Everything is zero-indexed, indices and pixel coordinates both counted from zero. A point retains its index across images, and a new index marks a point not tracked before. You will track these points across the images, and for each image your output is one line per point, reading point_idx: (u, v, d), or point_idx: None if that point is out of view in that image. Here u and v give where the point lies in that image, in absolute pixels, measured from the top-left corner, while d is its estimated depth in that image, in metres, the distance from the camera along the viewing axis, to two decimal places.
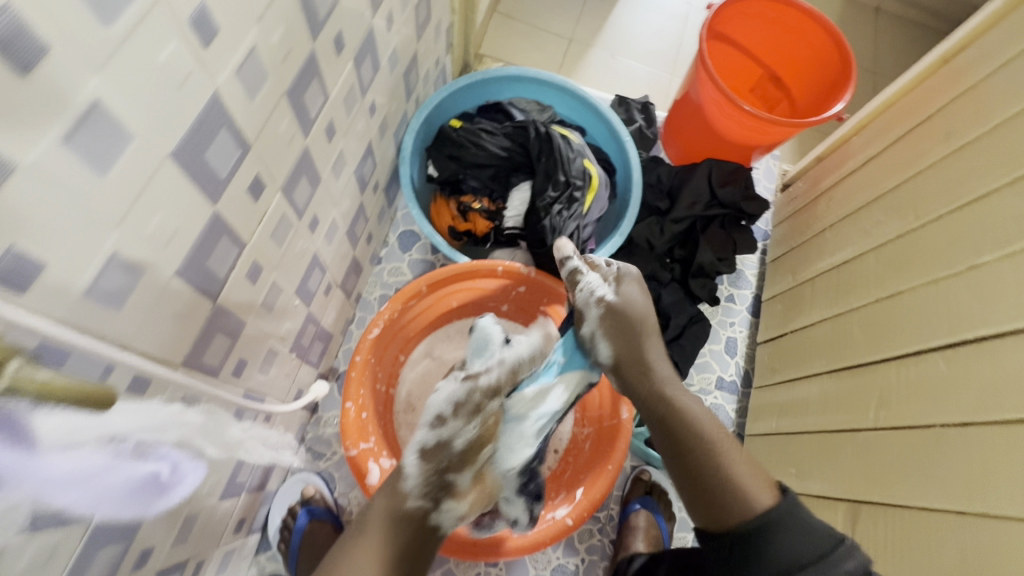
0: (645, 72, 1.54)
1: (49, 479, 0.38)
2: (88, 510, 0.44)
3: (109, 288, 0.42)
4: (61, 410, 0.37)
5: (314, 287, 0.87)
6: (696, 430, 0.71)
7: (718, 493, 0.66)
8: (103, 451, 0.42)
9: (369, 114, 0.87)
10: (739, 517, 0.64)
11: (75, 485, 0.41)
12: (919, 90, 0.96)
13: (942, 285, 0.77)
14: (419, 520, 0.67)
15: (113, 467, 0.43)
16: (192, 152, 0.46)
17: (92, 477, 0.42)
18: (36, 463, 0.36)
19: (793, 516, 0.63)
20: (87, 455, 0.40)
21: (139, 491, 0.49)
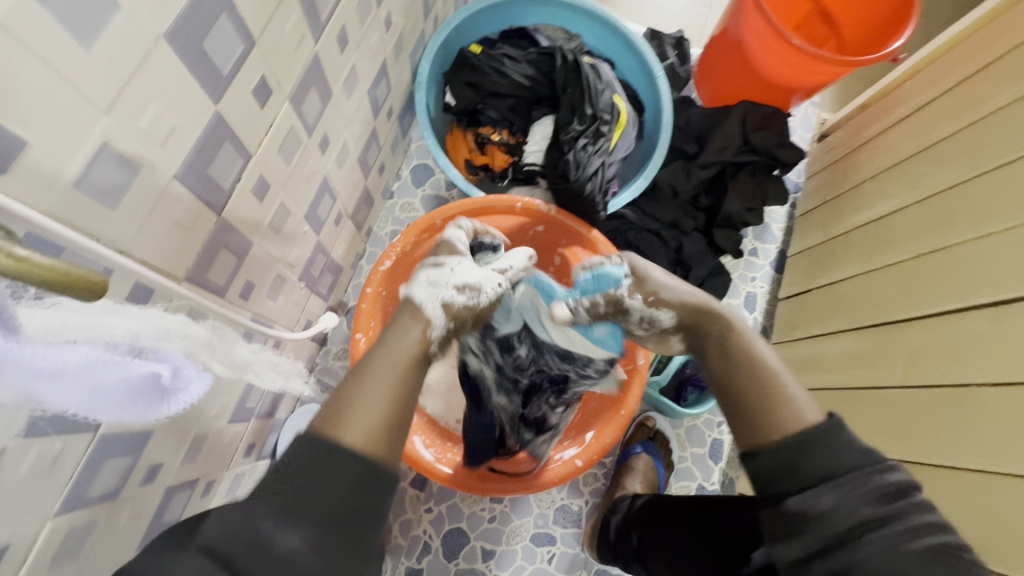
0: (681, 4, 1.42)
1: (29, 369, 0.33)
2: (82, 411, 0.38)
3: (102, 183, 0.38)
4: (49, 304, 0.34)
5: (324, 215, 0.84)
6: (758, 355, 0.59)
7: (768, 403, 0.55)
8: (87, 347, 0.36)
9: (384, 28, 0.80)
10: (774, 422, 0.54)
11: (63, 380, 0.35)
12: (991, 27, 0.86)
13: (994, 240, 0.71)
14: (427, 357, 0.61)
15: (101, 365, 0.37)
16: (189, 38, 0.41)
17: (80, 374, 0.36)
18: (24, 353, 0.32)
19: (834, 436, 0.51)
20: (77, 350, 0.35)
21: (140, 396, 0.41)
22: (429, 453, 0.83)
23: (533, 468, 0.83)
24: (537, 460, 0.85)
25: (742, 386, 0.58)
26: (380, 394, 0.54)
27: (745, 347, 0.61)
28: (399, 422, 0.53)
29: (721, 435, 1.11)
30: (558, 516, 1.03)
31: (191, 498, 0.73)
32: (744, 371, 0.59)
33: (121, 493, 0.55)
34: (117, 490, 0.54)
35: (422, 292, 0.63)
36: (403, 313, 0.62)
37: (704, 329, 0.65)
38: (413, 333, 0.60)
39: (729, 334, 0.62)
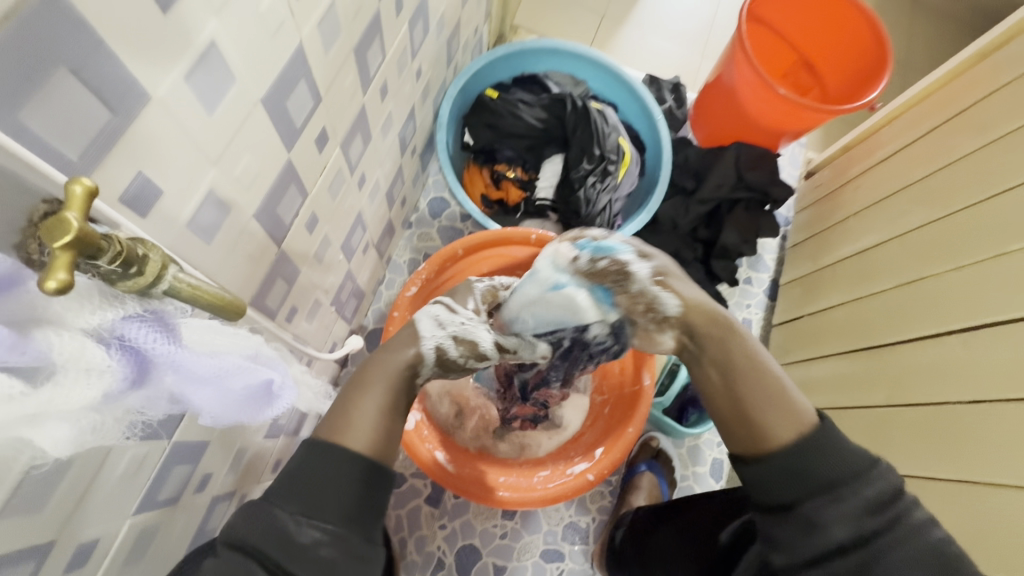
0: (677, 53, 1.54)
1: (188, 373, 0.39)
2: (212, 411, 0.44)
3: (205, 222, 0.45)
4: (192, 316, 0.40)
5: (355, 245, 0.91)
6: (750, 353, 0.64)
7: (756, 422, 0.60)
8: (227, 355, 0.43)
9: (415, 78, 0.89)
10: (768, 420, 0.59)
11: (208, 385, 0.41)
12: (957, 82, 0.97)
13: (964, 272, 0.80)
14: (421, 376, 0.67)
15: (235, 370, 0.44)
16: (276, 100, 0.48)
17: (218, 377, 0.42)
18: (185, 359, 0.39)
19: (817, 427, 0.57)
20: (218, 358, 0.42)
21: (253, 400, 0.48)
22: (450, 467, 0.88)
23: (548, 483, 0.89)
24: (551, 476, 0.90)
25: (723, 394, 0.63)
26: (368, 408, 0.58)
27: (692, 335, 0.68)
28: (383, 440, 0.57)
29: (721, 455, 1.15)
30: (567, 532, 1.07)
31: (228, 510, 0.77)
32: (728, 390, 0.63)
33: (179, 499, 0.60)
34: (177, 497, 0.59)
35: (426, 324, 0.68)
36: (414, 349, 0.65)
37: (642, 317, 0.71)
38: (407, 352, 0.64)
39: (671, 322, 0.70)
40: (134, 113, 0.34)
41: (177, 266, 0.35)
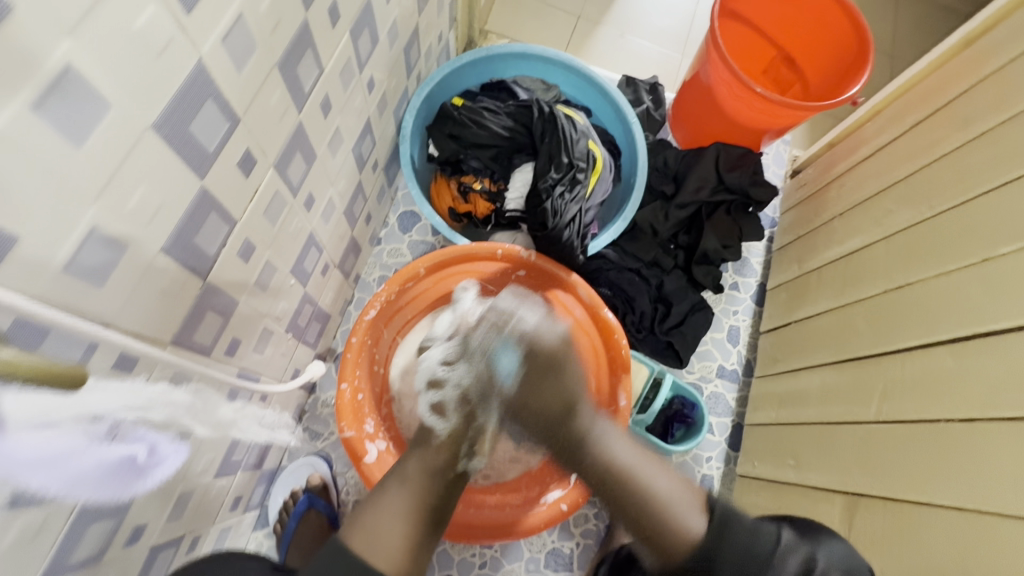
0: (655, 52, 1.49)
1: (20, 461, 0.35)
2: (61, 495, 0.40)
3: (89, 263, 0.41)
4: (39, 389, 0.34)
5: (310, 267, 0.86)
6: (616, 458, 0.69)
7: (661, 526, 0.66)
8: (77, 432, 0.39)
9: (367, 90, 0.84)
10: (668, 540, 0.66)
11: (49, 468, 0.37)
12: (939, 73, 0.92)
13: (952, 277, 0.75)
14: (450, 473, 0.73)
15: (79, 451, 0.40)
16: (177, 124, 0.44)
17: (56, 461, 0.38)
18: (19, 445, 0.34)
19: (728, 539, 0.65)
20: (62, 437, 0.38)
21: (118, 474, 0.46)
22: None
23: (521, 514, 0.85)
24: (525, 505, 0.86)
25: (629, 505, 0.68)
26: (393, 513, 0.67)
27: (604, 451, 0.69)
28: (417, 537, 0.67)
29: (711, 471, 1.09)
30: (549, 559, 1.02)
31: (175, 557, 0.72)
32: (638, 511, 0.67)
33: (103, 556, 0.55)
34: (101, 554, 0.54)
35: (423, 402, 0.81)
36: (417, 448, 0.73)
37: (555, 431, 0.69)
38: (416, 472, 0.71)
39: (588, 436, 0.69)
40: None
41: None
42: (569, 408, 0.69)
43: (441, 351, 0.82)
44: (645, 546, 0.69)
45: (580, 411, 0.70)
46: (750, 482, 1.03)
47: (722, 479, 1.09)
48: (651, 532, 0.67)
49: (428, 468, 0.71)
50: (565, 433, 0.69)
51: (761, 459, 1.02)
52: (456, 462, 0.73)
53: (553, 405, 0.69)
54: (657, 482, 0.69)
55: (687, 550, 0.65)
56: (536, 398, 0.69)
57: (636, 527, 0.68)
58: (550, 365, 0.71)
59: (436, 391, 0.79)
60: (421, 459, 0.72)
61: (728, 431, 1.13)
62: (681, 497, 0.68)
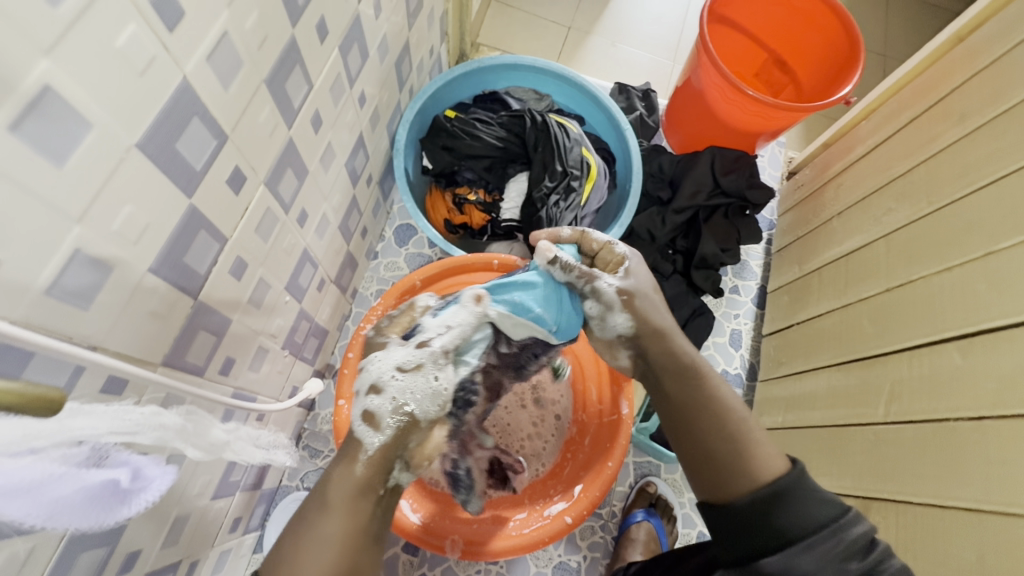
0: (646, 59, 1.50)
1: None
2: (42, 525, 0.38)
3: (75, 285, 0.40)
4: (11, 417, 0.33)
5: (306, 283, 0.85)
6: (710, 392, 0.68)
7: (730, 466, 0.63)
8: (49, 459, 0.37)
9: (358, 104, 0.84)
10: (745, 482, 0.61)
11: (20, 497, 0.35)
12: (932, 70, 0.92)
13: (955, 273, 0.75)
14: (379, 488, 0.60)
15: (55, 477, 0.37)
16: (162, 142, 0.44)
17: (29, 488, 0.36)
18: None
19: (805, 492, 0.59)
20: (37, 464, 0.36)
21: (99, 500, 0.43)
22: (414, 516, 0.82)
23: (524, 528, 0.82)
24: (528, 519, 0.84)
25: (699, 426, 0.66)
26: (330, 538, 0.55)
27: (688, 372, 0.70)
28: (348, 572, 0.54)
29: None
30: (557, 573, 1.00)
31: None
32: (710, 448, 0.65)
33: None
34: None
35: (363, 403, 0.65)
36: (341, 458, 0.60)
37: (640, 342, 0.73)
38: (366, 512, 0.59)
39: (681, 352, 0.72)
40: None
41: None
42: (663, 334, 0.72)
43: (400, 353, 0.68)
44: (697, 484, 0.65)
45: (677, 339, 0.72)
46: None
47: None
48: (713, 467, 0.63)
49: (356, 489, 0.58)
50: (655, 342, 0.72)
51: None
52: (388, 476, 0.61)
53: (643, 327, 0.72)
54: (734, 415, 0.67)
55: (765, 488, 0.60)
56: (638, 319, 0.73)
57: (695, 452, 0.66)
58: (649, 292, 0.76)
59: (375, 398, 0.64)
60: (346, 473, 0.59)
61: None
62: (764, 445, 0.64)
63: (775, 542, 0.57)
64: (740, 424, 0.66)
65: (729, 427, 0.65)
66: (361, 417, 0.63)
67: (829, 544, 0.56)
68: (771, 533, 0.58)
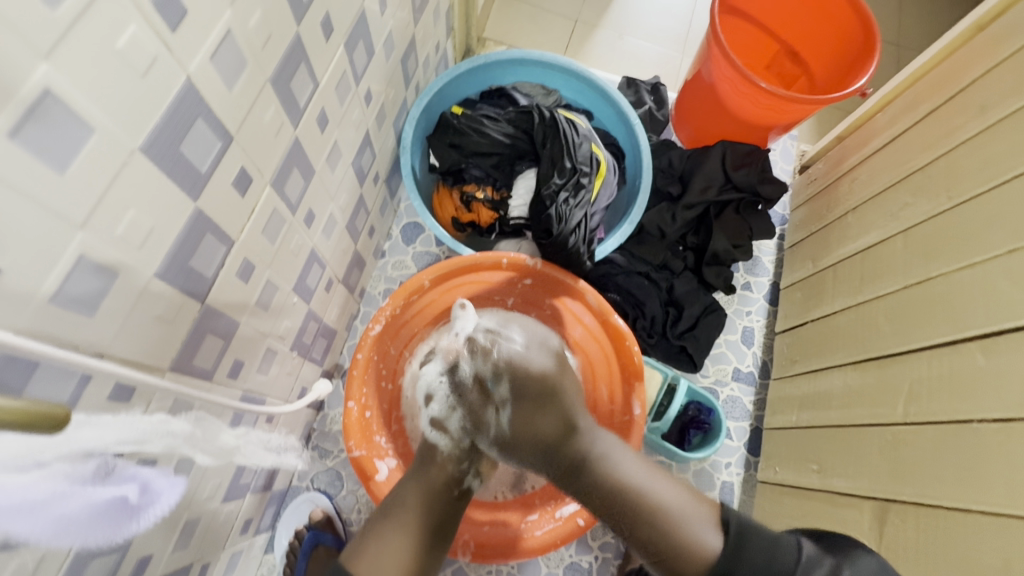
0: (655, 52, 1.48)
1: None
2: (48, 542, 0.37)
3: (79, 291, 0.39)
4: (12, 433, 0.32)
5: (313, 284, 0.85)
6: (623, 476, 0.68)
7: (667, 542, 0.65)
8: (54, 475, 0.36)
9: (365, 102, 0.83)
10: (685, 561, 0.64)
11: (24, 516, 0.34)
12: (951, 60, 0.89)
13: (977, 270, 0.72)
14: (453, 491, 0.75)
15: (62, 495, 0.37)
16: (166, 144, 0.43)
17: (36, 507, 0.35)
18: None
19: (749, 552, 0.62)
20: (42, 481, 0.35)
21: (106, 517, 0.42)
22: None
23: (535, 530, 0.82)
24: (539, 521, 0.84)
25: (630, 518, 0.67)
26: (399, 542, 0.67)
27: (607, 474, 0.68)
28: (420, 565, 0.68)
29: (731, 478, 1.06)
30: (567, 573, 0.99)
31: None
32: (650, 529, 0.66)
33: None
34: None
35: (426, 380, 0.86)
36: (419, 473, 0.75)
37: (556, 458, 0.69)
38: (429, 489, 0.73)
39: (590, 456, 0.69)
40: None
41: None
42: (566, 430, 0.69)
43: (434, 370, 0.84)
44: (660, 569, 0.66)
45: (580, 425, 0.70)
46: (772, 489, 0.99)
47: (743, 487, 1.06)
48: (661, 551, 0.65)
49: (430, 491, 0.73)
50: (583, 481, 0.69)
51: (783, 464, 0.99)
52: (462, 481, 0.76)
53: (547, 434, 0.69)
54: (663, 493, 0.68)
55: (703, 569, 0.62)
56: (531, 428, 0.70)
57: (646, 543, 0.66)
58: (542, 395, 0.71)
59: (434, 406, 0.83)
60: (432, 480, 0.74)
61: (746, 436, 1.10)
62: (688, 510, 0.66)
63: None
64: (648, 500, 0.67)
65: (654, 507, 0.66)
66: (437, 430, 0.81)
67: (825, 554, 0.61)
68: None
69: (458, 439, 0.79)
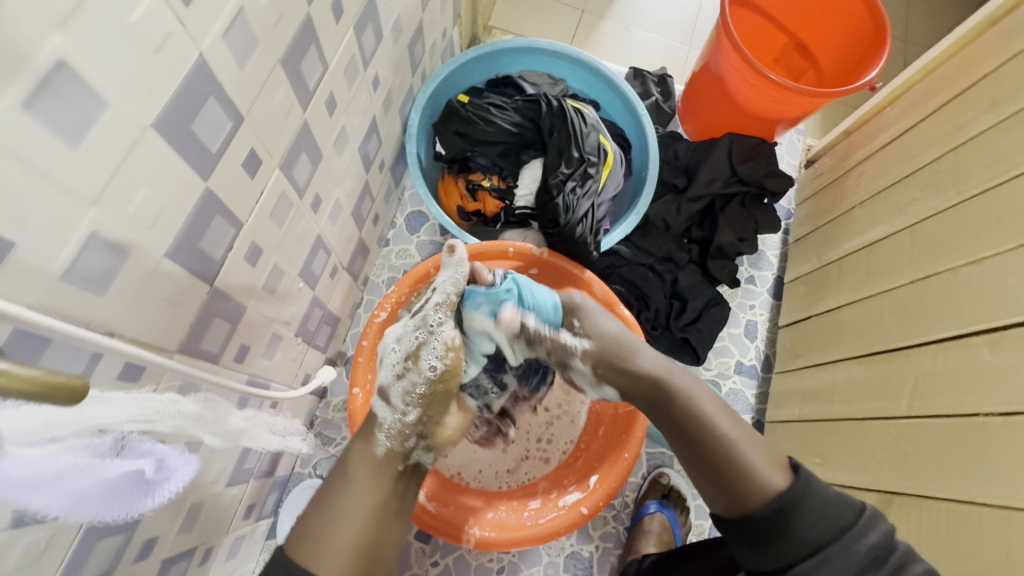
0: (662, 43, 1.47)
1: (6, 483, 0.32)
2: (62, 514, 0.38)
3: (91, 270, 0.39)
4: (27, 403, 0.32)
5: (318, 270, 0.84)
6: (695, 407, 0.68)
7: (730, 472, 0.63)
8: (71, 449, 0.36)
9: (372, 88, 0.82)
10: (749, 493, 0.61)
11: (45, 488, 0.35)
12: (963, 53, 0.88)
13: (986, 265, 0.72)
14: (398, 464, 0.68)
15: (79, 470, 0.37)
16: (177, 123, 0.42)
17: (55, 480, 0.35)
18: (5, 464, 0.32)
19: (813, 500, 0.59)
20: (59, 454, 0.35)
21: (119, 491, 0.42)
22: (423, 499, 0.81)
23: (539, 519, 0.82)
24: (542, 510, 0.84)
25: (697, 442, 0.66)
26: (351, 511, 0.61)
27: (689, 403, 0.68)
28: (372, 540, 0.60)
29: None
30: (568, 563, 1.00)
31: (188, 568, 0.71)
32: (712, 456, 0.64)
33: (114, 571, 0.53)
34: (110, 570, 0.53)
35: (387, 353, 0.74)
36: (361, 437, 0.68)
37: (642, 382, 0.71)
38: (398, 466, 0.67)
39: (685, 390, 0.69)
40: None
41: None
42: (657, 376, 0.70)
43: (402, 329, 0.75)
44: (719, 498, 0.63)
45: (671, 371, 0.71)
46: None
47: None
48: (722, 480, 0.63)
49: (379, 464, 0.66)
50: (667, 408, 0.69)
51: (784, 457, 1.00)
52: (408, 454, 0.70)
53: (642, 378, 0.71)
54: (725, 429, 0.66)
55: (768, 499, 0.59)
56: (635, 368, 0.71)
57: (709, 473, 0.64)
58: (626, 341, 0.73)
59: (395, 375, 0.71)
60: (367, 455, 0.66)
61: None
62: (756, 450, 0.64)
63: (803, 550, 0.56)
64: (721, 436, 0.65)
65: (731, 442, 0.64)
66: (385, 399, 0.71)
67: (847, 557, 0.56)
68: (801, 544, 0.56)
69: (403, 414, 0.70)
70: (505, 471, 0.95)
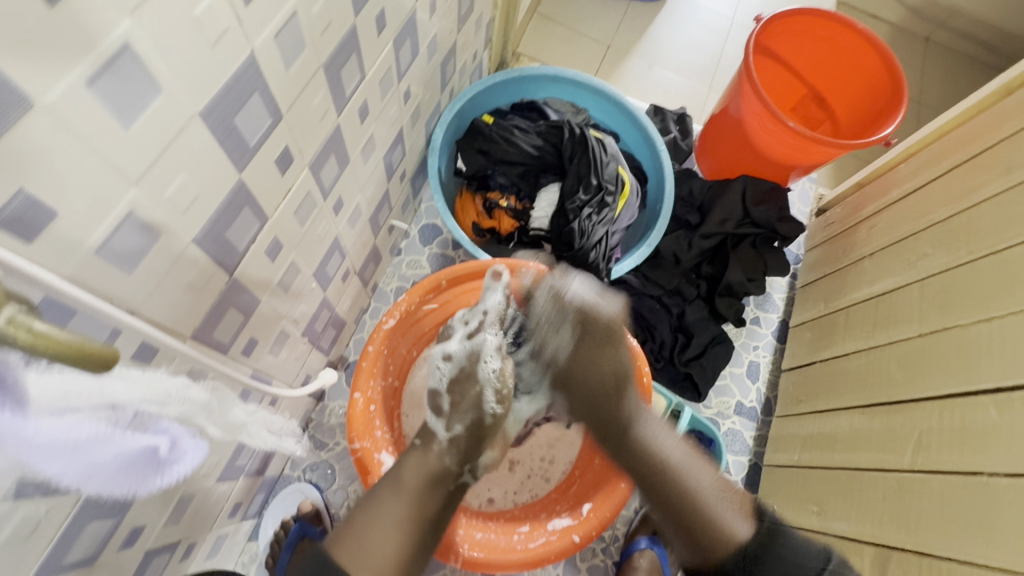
0: (682, 83, 1.50)
1: (30, 446, 0.32)
2: (77, 482, 0.38)
3: (123, 247, 0.40)
4: (57, 368, 0.33)
5: (332, 272, 0.85)
6: (666, 452, 0.73)
7: (701, 527, 0.68)
8: (89, 419, 0.37)
9: (403, 101, 0.84)
10: (711, 542, 0.67)
11: (63, 454, 0.35)
12: (977, 118, 0.91)
13: (995, 325, 0.73)
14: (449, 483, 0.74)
15: (94, 440, 0.37)
16: (221, 115, 0.43)
17: (70, 449, 0.35)
18: (30, 427, 0.32)
19: (780, 546, 0.65)
20: (80, 423, 0.36)
21: (137, 466, 0.42)
22: None
23: (529, 543, 0.80)
24: (531, 534, 0.82)
25: (671, 498, 0.70)
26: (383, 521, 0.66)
27: (649, 442, 0.73)
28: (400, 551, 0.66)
29: None
30: None
31: (169, 562, 0.69)
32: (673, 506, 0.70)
33: (98, 557, 0.53)
34: (94, 555, 0.52)
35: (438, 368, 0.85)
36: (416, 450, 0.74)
37: (601, 412, 0.75)
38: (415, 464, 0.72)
39: (635, 420, 0.75)
40: (12, 121, 0.29)
41: (22, 310, 0.29)
42: (619, 386, 0.75)
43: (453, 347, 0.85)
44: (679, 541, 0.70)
45: (631, 397, 0.76)
46: None
47: None
48: (685, 522, 0.69)
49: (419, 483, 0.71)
50: (618, 430, 0.75)
51: (783, 502, 0.99)
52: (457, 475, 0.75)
53: (600, 384, 0.75)
54: (694, 480, 0.71)
55: (731, 552, 0.66)
56: (590, 369, 0.76)
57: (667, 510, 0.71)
58: (607, 338, 0.76)
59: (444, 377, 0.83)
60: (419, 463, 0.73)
61: (744, 470, 1.09)
62: (724, 499, 0.69)
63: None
64: (694, 490, 0.70)
65: (677, 467, 0.72)
66: (434, 412, 0.79)
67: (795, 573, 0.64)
68: None
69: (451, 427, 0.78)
70: (511, 492, 0.95)
